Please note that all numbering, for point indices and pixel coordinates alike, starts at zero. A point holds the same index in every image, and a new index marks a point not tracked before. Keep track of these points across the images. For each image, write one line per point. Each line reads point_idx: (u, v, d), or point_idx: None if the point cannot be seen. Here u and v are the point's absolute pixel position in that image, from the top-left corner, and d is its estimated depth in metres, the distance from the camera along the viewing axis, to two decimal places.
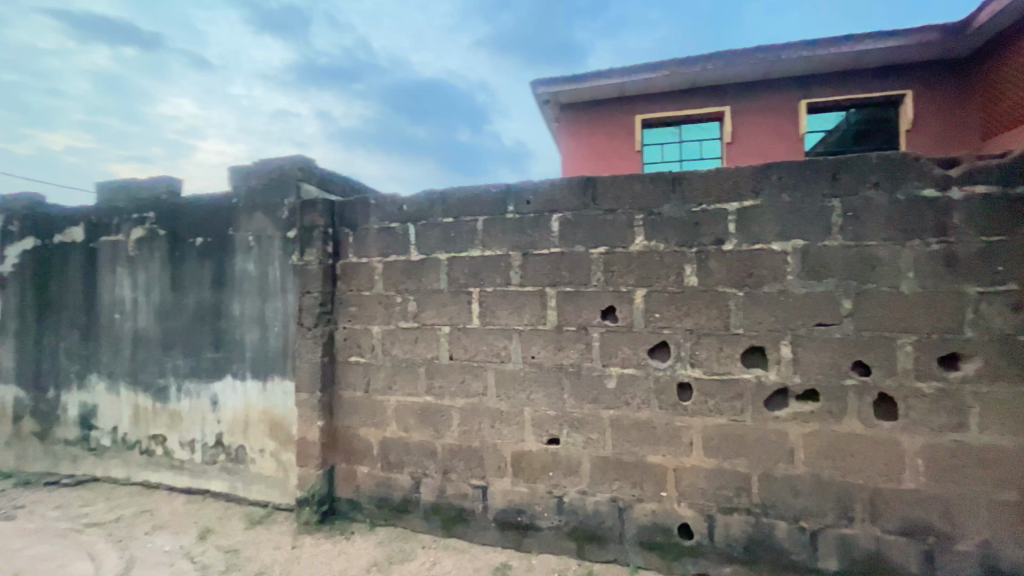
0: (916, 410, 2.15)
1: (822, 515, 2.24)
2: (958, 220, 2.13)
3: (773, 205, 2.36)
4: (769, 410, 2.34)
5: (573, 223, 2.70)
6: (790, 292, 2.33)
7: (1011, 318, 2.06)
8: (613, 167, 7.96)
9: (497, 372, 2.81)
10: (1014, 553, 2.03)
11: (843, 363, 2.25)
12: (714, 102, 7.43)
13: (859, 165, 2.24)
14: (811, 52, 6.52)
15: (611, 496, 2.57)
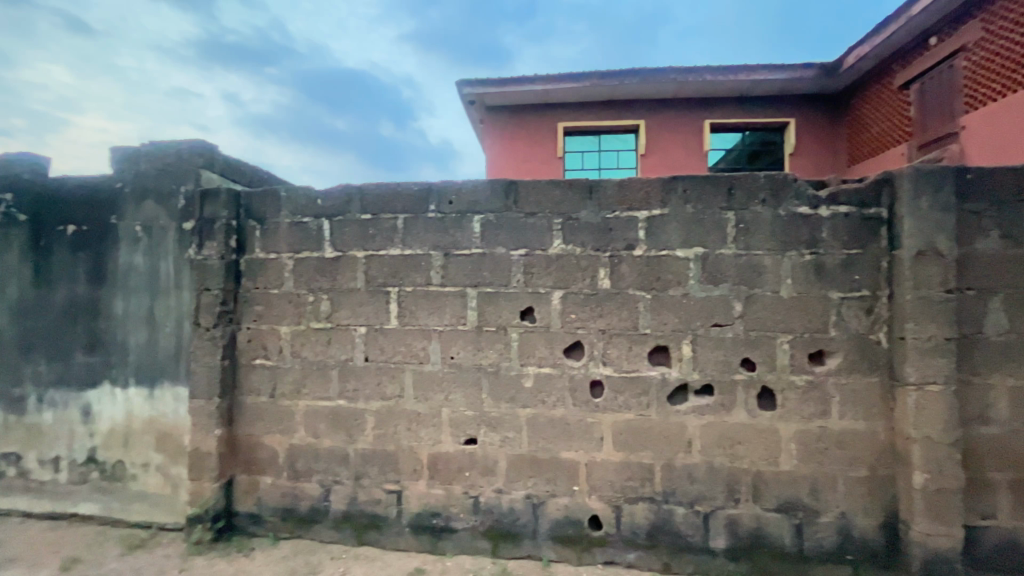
0: (791, 401, 2.43)
1: (714, 498, 2.46)
2: (826, 234, 2.44)
3: (678, 215, 2.56)
4: (671, 405, 2.52)
5: (494, 225, 2.72)
6: (691, 296, 2.53)
7: (864, 320, 2.40)
8: (536, 171, 8.14)
9: (414, 373, 2.76)
10: (864, 521, 2.36)
11: (734, 360, 2.49)
12: (630, 116, 7.88)
13: (750, 182, 2.50)
14: (714, 77, 7.14)
15: (526, 493, 2.63)
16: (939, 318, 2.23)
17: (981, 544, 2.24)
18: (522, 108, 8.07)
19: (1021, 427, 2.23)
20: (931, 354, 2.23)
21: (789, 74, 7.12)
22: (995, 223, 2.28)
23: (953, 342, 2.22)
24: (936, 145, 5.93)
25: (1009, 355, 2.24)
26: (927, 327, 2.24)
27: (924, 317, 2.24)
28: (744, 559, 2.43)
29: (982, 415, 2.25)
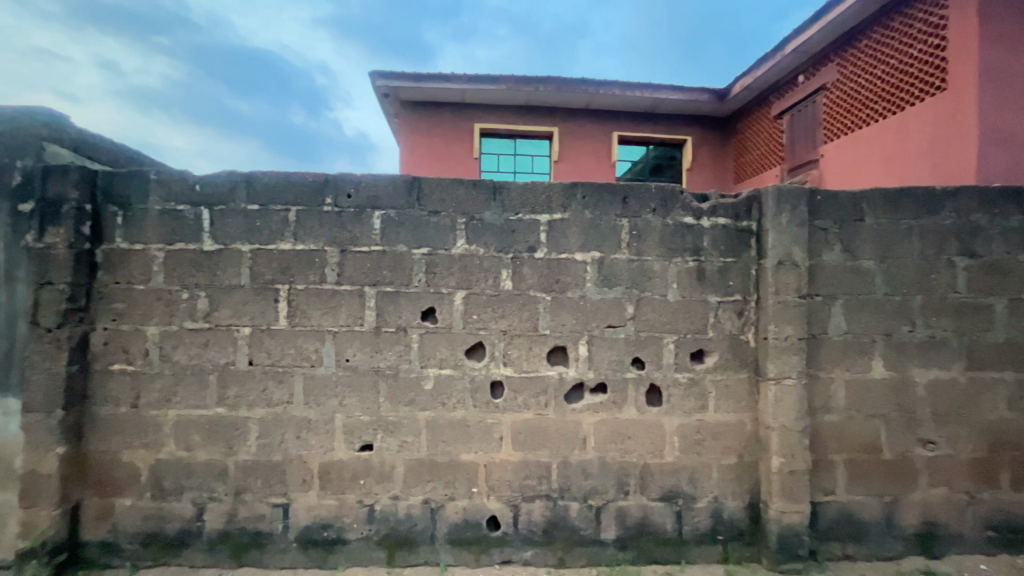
0: (674, 397, 2.62)
1: (605, 492, 2.58)
2: (706, 243, 2.67)
3: (577, 220, 2.65)
4: (568, 403, 2.61)
5: (396, 222, 2.63)
6: (588, 298, 2.63)
7: (736, 321, 2.66)
8: (451, 170, 8.06)
9: (305, 377, 2.58)
10: (733, 504, 2.61)
11: (625, 359, 2.63)
12: (544, 122, 8.09)
13: (642, 192, 2.66)
14: (622, 92, 7.57)
15: (424, 498, 2.57)
16: (794, 320, 2.53)
17: (823, 516, 2.57)
18: (437, 105, 7.95)
19: (855, 414, 2.60)
20: (788, 352, 2.53)
21: (686, 95, 7.76)
22: (838, 238, 2.64)
23: (804, 341, 2.54)
24: (803, 169, 6.76)
25: (847, 352, 2.61)
26: (785, 329, 2.53)
27: (783, 319, 2.53)
28: (632, 547, 2.57)
29: (827, 405, 2.59)
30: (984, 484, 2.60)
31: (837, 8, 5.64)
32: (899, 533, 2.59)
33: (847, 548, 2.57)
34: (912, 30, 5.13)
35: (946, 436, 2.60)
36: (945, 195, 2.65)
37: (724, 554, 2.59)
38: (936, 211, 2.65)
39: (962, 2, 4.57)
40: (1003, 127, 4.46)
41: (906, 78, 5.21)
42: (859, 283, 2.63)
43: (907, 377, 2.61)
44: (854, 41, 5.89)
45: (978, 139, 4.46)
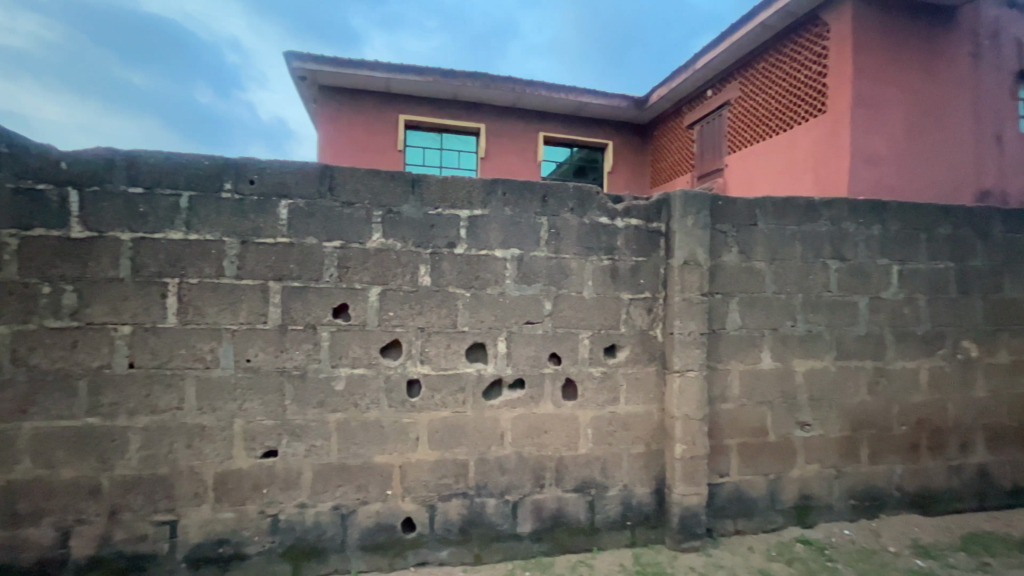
0: (588, 391, 2.71)
1: (522, 486, 2.61)
2: (620, 242, 2.79)
3: (497, 216, 2.65)
4: (486, 400, 2.60)
5: (305, 213, 2.46)
6: (507, 294, 2.64)
7: (646, 317, 2.80)
8: (374, 161, 7.74)
9: (198, 380, 2.34)
10: (641, 491, 2.75)
11: (543, 354, 2.67)
12: (470, 118, 8.02)
13: (561, 191, 2.72)
14: (547, 93, 7.73)
15: (334, 504, 2.44)
16: (696, 316, 2.72)
17: (720, 496, 2.80)
18: (360, 93, 7.61)
19: (746, 401, 2.85)
20: (691, 346, 2.71)
21: (607, 101, 8.09)
22: (735, 241, 2.87)
23: (704, 335, 2.74)
24: (709, 177, 7.31)
25: (741, 345, 2.85)
26: (689, 324, 2.71)
27: (687, 316, 2.71)
28: (547, 539, 2.63)
29: (723, 394, 2.82)
30: (848, 459, 2.97)
31: (740, 31, 6.16)
32: (781, 507, 2.88)
33: (738, 524, 2.81)
34: (801, 57, 5.75)
35: (820, 419, 2.94)
36: (822, 205, 2.98)
37: (632, 538, 2.72)
38: (815, 219, 2.97)
39: (842, 37, 5.23)
40: (870, 148, 5.16)
41: (795, 99, 5.82)
42: (752, 282, 2.88)
43: (790, 368, 2.91)
44: (753, 63, 6.47)
45: (852, 157, 5.11)
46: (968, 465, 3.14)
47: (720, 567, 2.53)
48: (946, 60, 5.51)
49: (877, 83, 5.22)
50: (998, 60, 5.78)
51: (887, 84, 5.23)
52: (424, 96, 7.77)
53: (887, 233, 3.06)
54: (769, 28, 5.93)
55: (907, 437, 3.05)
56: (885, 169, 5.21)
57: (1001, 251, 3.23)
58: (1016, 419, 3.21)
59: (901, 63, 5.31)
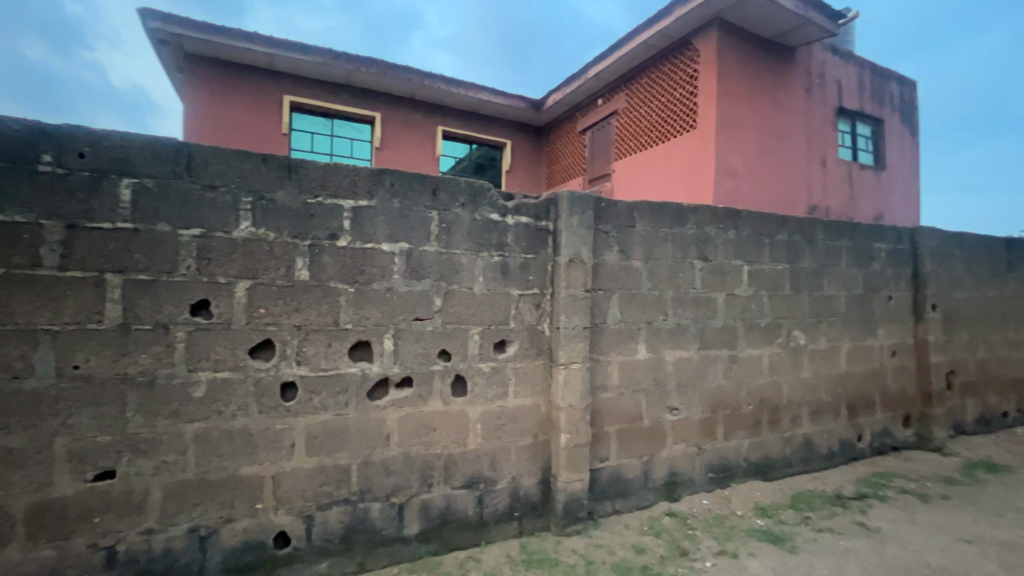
0: (478, 385, 2.72)
1: (409, 487, 2.54)
2: (510, 239, 2.83)
3: (384, 209, 2.54)
4: (371, 401, 2.49)
5: (155, 195, 2.14)
6: (395, 290, 2.55)
7: (534, 312, 2.88)
8: (254, 144, 7.00)
9: (3, 393, 1.91)
10: (528, 481, 2.83)
11: (431, 351, 2.63)
12: (364, 105, 7.62)
13: (452, 186, 2.69)
14: (446, 87, 7.66)
15: (191, 526, 2.16)
16: (580, 311, 2.87)
17: (600, 480, 2.99)
18: (236, 66, 6.84)
19: (624, 390, 3.07)
20: (575, 340, 2.85)
21: (504, 100, 8.21)
22: (616, 241, 3.07)
23: (587, 329, 2.90)
24: (598, 181, 7.76)
25: (620, 338, 3.06)
26: (573, 319, 2.85)
27: (572, 311, 2.84)
28: (434, 538, 2.59)
29: (604, 384, 3.00)
30: (708, 437, 3.35)
31: (626, 46, 6.62)
32: (652, 485, 3.15)
33: (616, 504, 3.02)
34: (677, 76, 6.35)
35: (685, 403, 3.27)
36: (689, 210, 3.31)
37: (519, 528, 2.79)
38: (683, 223, 3.29)
39: (708, 63, 5.88)
40: (729, 163, 5.87)
41: (672, 114, 6.42)
42: (630, 280, 3.10)
43: (661, 357, 3.20)
44: (636, 78, 7.02)
45: (715, 171, 5.78)
46: (797, 435, 3.71)
47: (599, 546, 2.68)
48: (787, 92, 6.46)
49: (736, 106, 5.95)
50: (824, 96, 6.92)
51: (742, 108, 6.00)
52: (313, 77, 7.22)
53: (740, 237, 3.50)
54: (650, 47, 6.46)
55: (753, 415, 3.52)
56: (740, 182, 5.97)
57: (823, 254, 3.86)
58: (831, 395, 3.87)
59: (754, 90, 6.11)
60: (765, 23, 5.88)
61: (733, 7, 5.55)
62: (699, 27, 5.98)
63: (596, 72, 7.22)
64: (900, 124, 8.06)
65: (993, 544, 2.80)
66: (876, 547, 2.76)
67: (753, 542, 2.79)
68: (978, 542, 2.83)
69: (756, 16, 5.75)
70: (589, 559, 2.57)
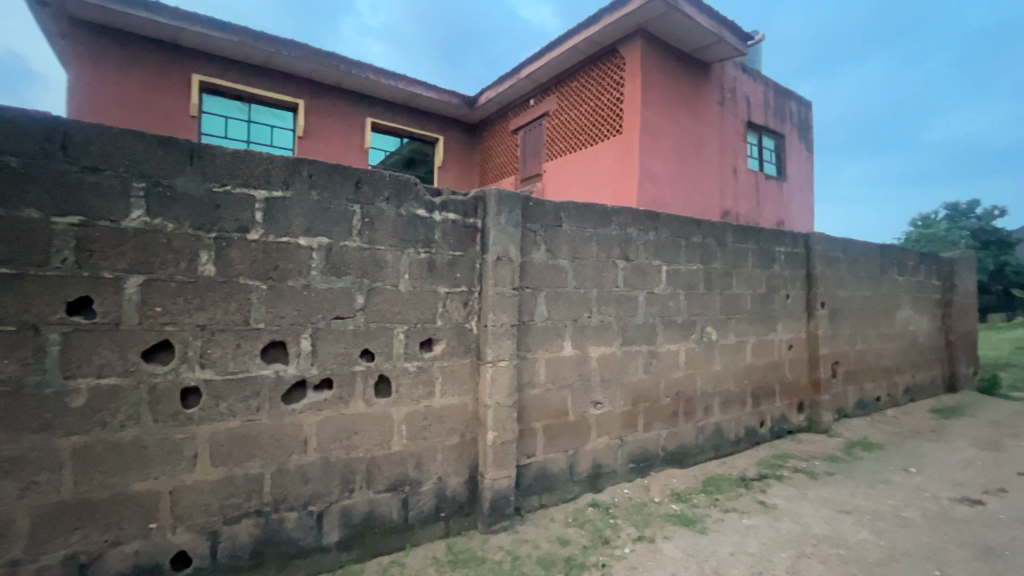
0: (403, 385, 2.65)
1: (328, 494, 2.42)
2: (437, 236, 2.78)
3: (301, 200, 2.39)
4: (286, 405, 2.34)
5: (23, 177, 1.86)
6: (313, 287, 2.41)
7: (462, 310, 2.86)
8: (156, 125, 6.31)
9: None
10: (454, 481, 2.81)
11: (353, 352, 2.52)
12: (284, 91, 7.15)
13: (375, 179, 2.59)
14: (375, 78, 7.40)
15: (68, 553, 1.90)
16: (508, 309, 2.88)
17: (527, 476, 3.02)
18: (136, 38, 6.16)
19: (550, 386, 3.13)
20: (502, 337, 2.86)
21: (437, 95, 8.08)
22: (543, 240, 3.12)
23: (514, 327, 2.92)
24: (530, 181, 7.86)
25: (547, 335, 3.12)
26: (501, 316, 2.86)
27: (499, 309, 2.85)
28: (356, 546, 2.48)
29: (531, 380, 3.05)
30: (629, 428, 3.51)
31: (557, 50, 6.76)
32: (577, 478, 3.25)
33: (542, 499, 3.08)
34: (604, 82, 6.59)
35: (608, 397, 3.40)
36: (613, 212, 3.44)
37: (445, 529, 2.76)
38: (607, 224, 3.41)
39: (633, 71, 6.15)
40: (651, 168, 6.20)
41: (599, 118, 6.65)
42: (557, 278, 3.17)
43: (586, 354, 3.30)
44: (567, 81, 7.19)
45: (639, 174, 6.07)
46: (709, 423, 3.99)
47: (525, 541, 2.71)
48: (703, 104, 6.92)
49: (658, 115, 6.29)
50: (735, 110, 7.50)
51: (663, 117, 6.35)
52: (226, 57, 6.66)
53: (659, 238, 3.69)
54: (580, 52, 6.64)
55: (670, 406, 3.74)
56: (662, 187, 6.33)
57: (732, 256, 4.18)
58: (738, 385, 4.21)
59: (674, 101, 6.49)
60: (685, 38, 6.25)
61: (656, 20, 5.85)
62: (625, 36, 6.23)
63: (528, 73, 7.31)
64: (798, 140, 8.93)
65: (866, 513, 3.19)
66: (773, 523, 3.03)
67: (668, 526, 2.96)
68: (855, 512, 3.20)
69: (676, 31, 6.11)
70: (515, 555, 2.59)
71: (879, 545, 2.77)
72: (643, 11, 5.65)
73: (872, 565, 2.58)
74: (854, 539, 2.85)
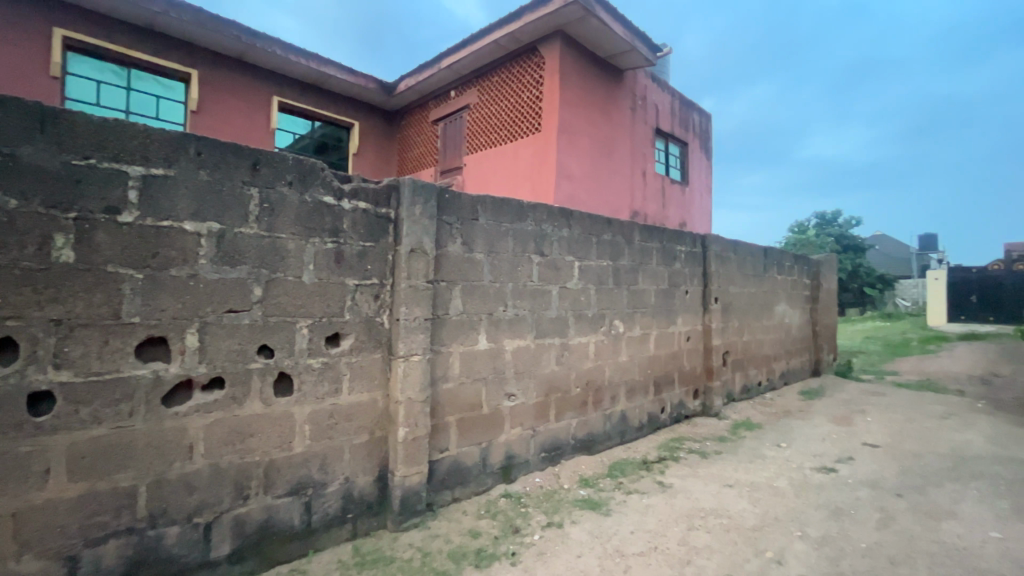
0: (307, 383, 2.50)
1: (218, 503, 2.21)
2: (346, 225, 2.64)
3: (186, 180, 2.14)
4: (167, 408, 2.10)
5: None
6: (200, 278, 2.18)
7: (372, 304, 2.75)
8: (7, 84, 5.31)
9: None
10: (362, 481, 2.70)
11: (249, 348, 2.32)
12: (174, 57, 6.37)
13: (276, 161, 2.40)
14: (282, 53, 6.86)
15: None
16: (421, 302, 2.82)
17: (439, 471, 3.00)
18: None
19: (464, 380, 3.12)
20: (415, 331, 2.79)
21: (352, 78, 7.68)
22: (458, 233, 3.09)
23: (428, 320, 2.87)
24: (450, 173, 7.77)
25: (461, 329, 3.10)
26: (414, 310, 2.79)
27: (412, 302, 2.78)
28: (250, 557, 2.30)
29: (444, 374, 3.02)
30: (541, 419, 3.60)
31: (478, 43, 6.72)
32: (490, 469, 3.28)
33: (454, 492, 3.06)
34: (524, 80, 6.67)
35: (521, 389, 3.46)
36: (529, 208, 3.50)
37: (352, 531, 2.65)
38: (523, 219, 3.46)
39: (552, 71, 6.29)
40: (567, 168, 6.40)
41: (519, 115, 6.73)
42: (472, 272, 3.16)
43: (500, 347, 3.33)
44: (488, 75, 7.18)
45: (556, 173, 6.24)
46: (616, 411, 4.23)
47: (436, 537, 2.69)
48: (617, 109, 7.28)
49: (575, 116, 6.50)
50: (645, 116, 7.97)
51: (579, 118, 6.58)
52: (99, 11, 5.78)
53: (572, 234, 3.82)
54: (501, 47, 6.66)
55: (580, 396, 3.90)
56: (577, 186, 6.56)
57: (638, 254, 4.45)
58: (642, 374, 4.50)
59: (590, 103, 6.75)
60: (600, 44, 6.52)
61: (574, 23, 6.03)
62: (545, 36, 6.35)
63: (448, 64, 7.18)
64: (700, 149, 9.70)
65: (746, 485, 3.57)
66: (669, 500, 3.29)
67: (576, 510, 3.09)
68: (737, 485, 3.57)
69: (593, 36, 6.33)
70: (425, 551, 2.56)
71: (755, 513, 3.12)
72: (562, 13, 5.79)
73: (748, 531, 2.90)
74: (735, 510, 3.17)
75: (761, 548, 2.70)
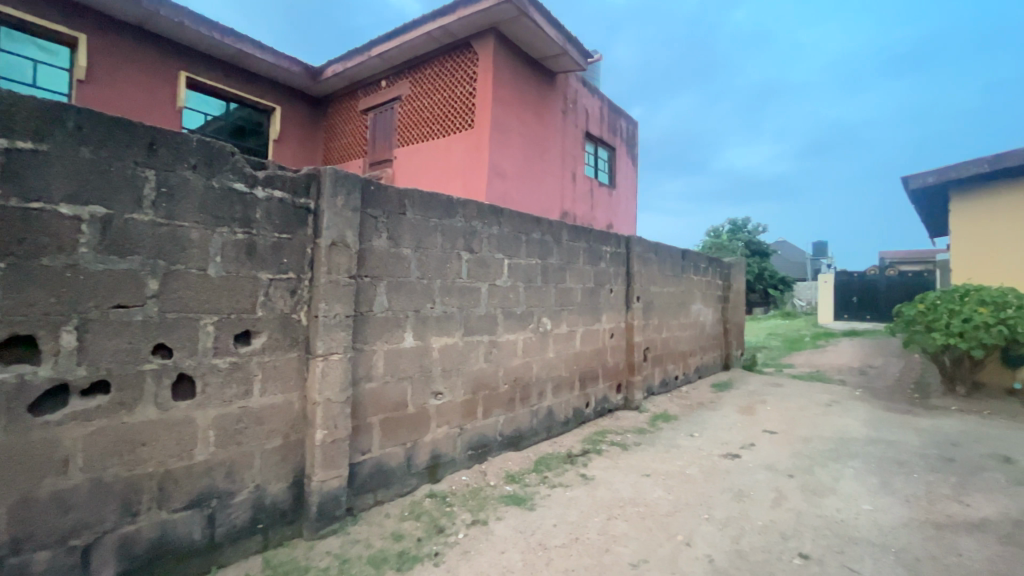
0: (211, 385, 2.30)
1: (100, 522, 1.97)
2: (259, 215, 2.46)
3: (64, 158, 1.89)
4: (35, 416, 1.84)
5: None
6: (80, 269, 1.92)
7: (288, 300, 2.58)
8: None
9: None
10: (275, 488, 2.53)
11: (142, 348, 2.09)
12: (57, 17, 5.59)
13: (177, 141, 2.18)
14: (191, 25, 6.25)
15: None
16: (342, 298, 2.69)
17: (360, 474, 2.88)
18: None
19: (388, 379, 3.03)
20: (336, 328, 2.66)
21: (273, 59, 7.18)
22: (384, 227, 2.99)
23: (350, 318, 2.74)
24: (379, 166, 7.51)
25: (386, 326, 3.00)
26: (334, 307, 2.66)
27: (333, 298, 2.65)
28: None
29: (367, 373, 2.91)
30: (468, 417, 3.59)
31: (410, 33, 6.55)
32: (415, 470, 3.21)
33: (377, 495, 2.96)
34: (457, 74, 6.60)
35: (448, 387, 3.42)
36: (459, 204, 3.46)
37: (263, 542, 2.47)
38: (452, 215, 3.42)
39: (485, 68, 6.27)
40: (500, 166, 6.44)
41: (452, 111, 6.65)
42: (398, 267, 3.07)
43: (427, 345, 3.27)
44: (420, 67, 7.02)
45: (489, 171, 6.26)
46: (542, 407, 4.31)
47: (356, 542, 2.58)
48: (549, 111, 7.42)
49: (508, 114, 6.54)
50: (576, 119, 8.20)
51: (512, 118, 6.63)
52: None
53: (502, 232, 3.83)
54: (434, 40, 6.52)
55: (507, 393, 3.93)
56: (509, 184, 6.62)
57: (566, 253, 4.56)
58: (568, 370, 4.63)
59: (523, 103, 6.82)
60: (534, 45, 6.60)
61: (508, 22, 6.05)
62: (478, 32, 6.32)
63: (379, 52, 6.93)
64: (627, 154, 10.15)
65: (661, 474, 3.78)
66: (591, 492, 3.41)
67: (501, 506, 3.12)
68: (653, 474, 3.78)
69: (526, 36, 6.40)
70: (344, 558, 2.45)
71: (668, 500, 3.32)
72: (496, 10, 5.79)
73: (662, 516, 3.08)
74: (651, 497, 3.35)
75: (673, 532, 2.88)
